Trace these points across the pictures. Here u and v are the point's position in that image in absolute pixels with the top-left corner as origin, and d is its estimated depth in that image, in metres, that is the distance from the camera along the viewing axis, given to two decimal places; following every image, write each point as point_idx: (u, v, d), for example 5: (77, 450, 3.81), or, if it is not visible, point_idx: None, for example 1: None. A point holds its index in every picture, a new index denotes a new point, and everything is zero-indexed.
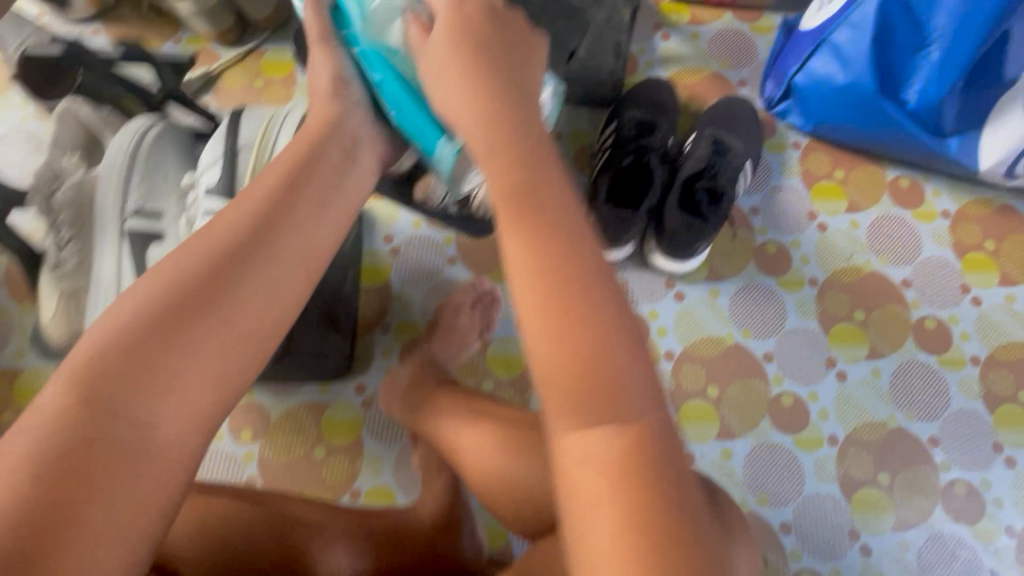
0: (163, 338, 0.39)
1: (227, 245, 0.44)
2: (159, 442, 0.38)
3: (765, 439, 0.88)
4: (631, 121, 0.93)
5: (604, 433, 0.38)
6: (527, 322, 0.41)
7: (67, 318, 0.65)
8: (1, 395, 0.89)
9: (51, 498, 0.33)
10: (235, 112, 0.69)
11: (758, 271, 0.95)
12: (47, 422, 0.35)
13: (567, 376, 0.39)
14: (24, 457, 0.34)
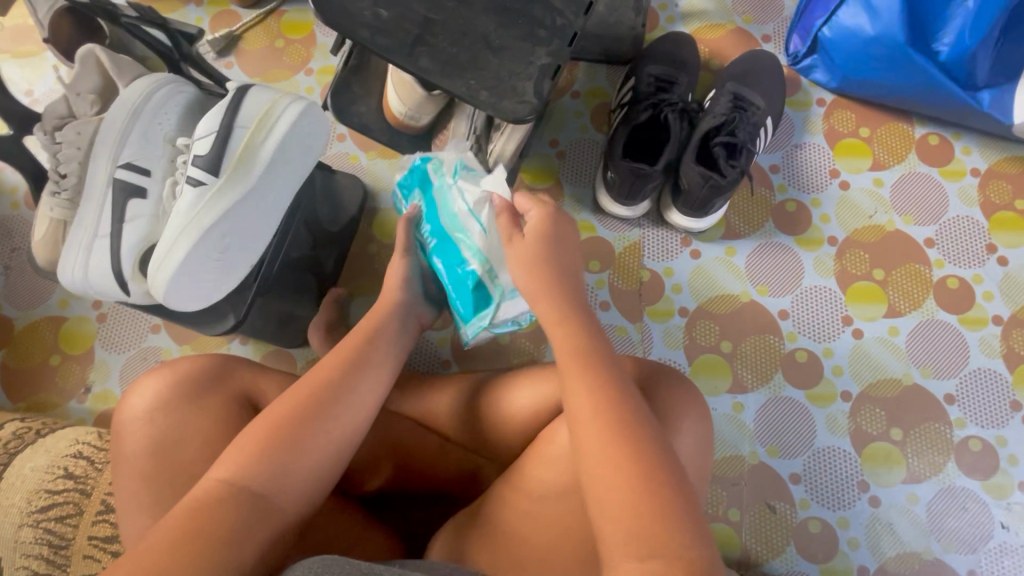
0: (307, 430, 0.55)
1: (357, 367, 0.62)
2: (276, 505, 0.51)
3: (778, 393, 0.89)
4: (651, 76, 0.92)
5: (655, 564, 0.39)
6: (594, 437, 0.47)
7: (53, 240, 0.72)
8: (48, 340, 0.95)
9: (213, 519, 0.47)
10: (245, 84, 0.68)
11: (776, 229, 0.95)
12: (233, 463, 0.52)
13: (625, 490, 0.43)
14: (182, 508, 0.47)
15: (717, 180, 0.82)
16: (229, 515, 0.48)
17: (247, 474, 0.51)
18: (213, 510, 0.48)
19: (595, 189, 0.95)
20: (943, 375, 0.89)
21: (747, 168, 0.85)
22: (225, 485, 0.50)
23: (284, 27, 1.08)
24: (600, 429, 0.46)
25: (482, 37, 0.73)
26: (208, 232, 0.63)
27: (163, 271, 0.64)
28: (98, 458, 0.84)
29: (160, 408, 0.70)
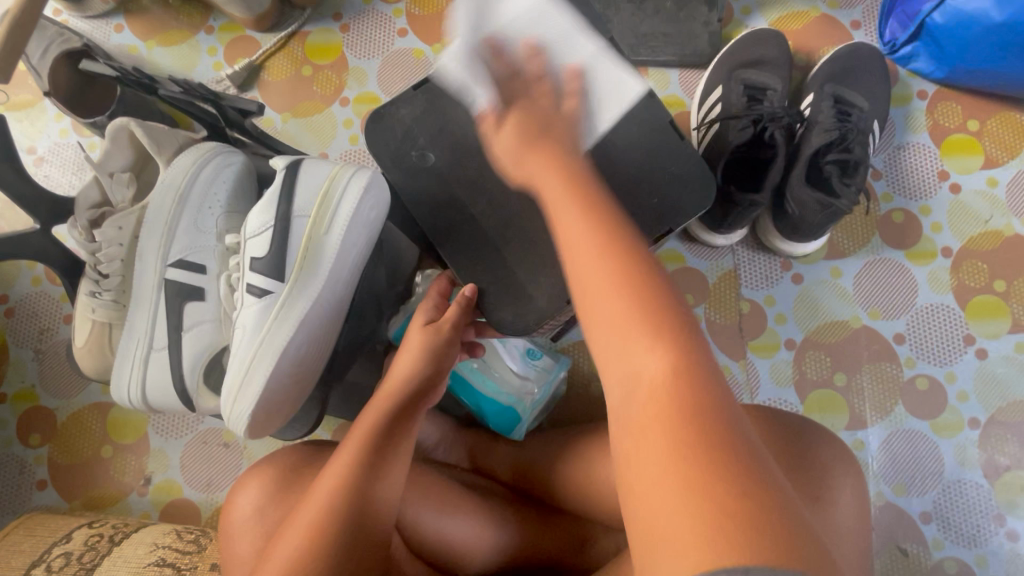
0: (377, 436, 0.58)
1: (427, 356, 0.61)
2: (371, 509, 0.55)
3: (900, 425, 0.82)
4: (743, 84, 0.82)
5: (667, 409, 0.37)
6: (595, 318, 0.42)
7: (96, 353, 0.60)
8: (97, 428, 0.87)
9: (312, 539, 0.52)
10: (292, 159, 0.58)
11: (884, 243, 0.86)
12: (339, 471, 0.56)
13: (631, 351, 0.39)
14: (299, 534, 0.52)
15: (836, 206, 0.73)
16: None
17: (346, 478, 0.55)
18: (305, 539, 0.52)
19: (681, 234, 0.86)
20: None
21: (865, 186, 0.76)
22: (330, 501, 0.54)
23: (309, 51, 0.95)
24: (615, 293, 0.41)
25: (533, 231, 0.63)
26: (281, 344, 0.53)
27: (240, 398, 0.53)
28: (185, 565, 0.72)
29: (268, 504, 0.60)
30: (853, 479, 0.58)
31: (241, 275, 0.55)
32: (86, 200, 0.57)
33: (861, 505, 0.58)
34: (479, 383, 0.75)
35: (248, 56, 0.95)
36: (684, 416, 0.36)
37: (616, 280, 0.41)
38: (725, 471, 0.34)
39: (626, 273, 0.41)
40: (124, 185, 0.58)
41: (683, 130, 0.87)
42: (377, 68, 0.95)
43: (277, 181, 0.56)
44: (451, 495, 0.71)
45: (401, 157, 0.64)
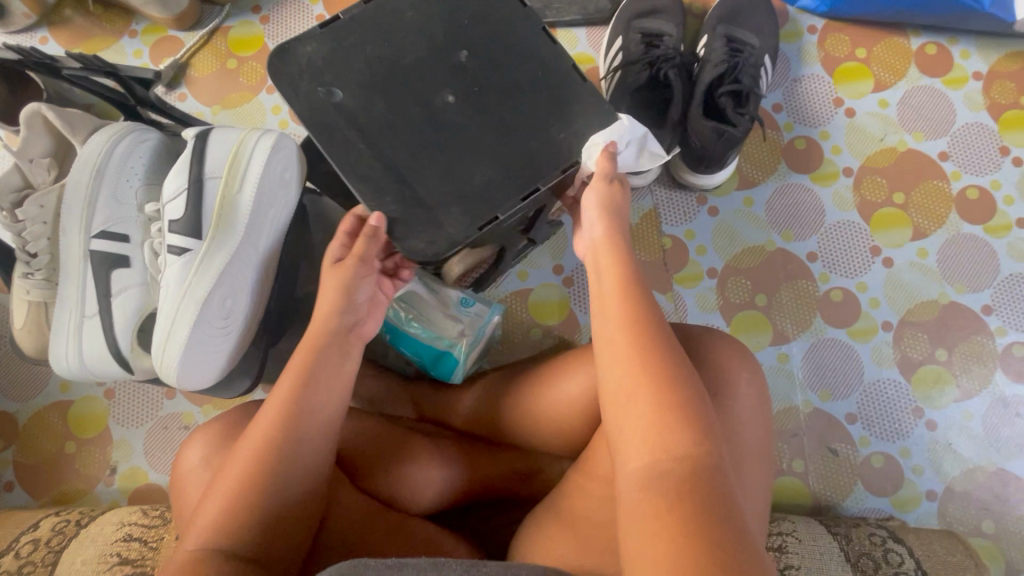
0: (299, 382, 0.59)
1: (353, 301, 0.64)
2: (300, 453, 0.57)
3: (820, 336, 0.88)
4: (640, 33, 0.87)
5: (670, 450, 0.44)
6: (615, 369, 0.49)
7: (34, 331, 0.63)
8: (58, 426, 0.89)
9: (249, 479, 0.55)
10: (202, 129, 0.61)
11: (789, 170, 0.92)
12: (269, 417, 0.58)
13: (642, 403, 0.46)
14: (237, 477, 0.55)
15: (731, 132, 0.78)
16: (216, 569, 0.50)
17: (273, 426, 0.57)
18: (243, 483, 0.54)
19: None
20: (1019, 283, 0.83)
21: (758, 113, 0.81)
22: (262, 446, 0.56)
23: (232, 45, 0.99)
24: (636, 363, 0.48)
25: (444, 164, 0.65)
26: (206, 297, 0.57)
27: (170, 352, 0.57)
28: (152, 537, 0.75)
29: (213, 458, 0.63)
30: (754, 374, 0.63)
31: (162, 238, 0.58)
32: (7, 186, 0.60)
33: (765, 398, 0.63)
34: (415, 330, 0.79)
35: (173, 54, 0.98)
36: (688, 455, 0.44)
37: (650, 400, 0.46)
38: (699, 518, 0.41)
39: (646, 346, 0.48)
40: (45, 168, 0.61)
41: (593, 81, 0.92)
42: None
43: (189, 148, 0.59)
44: (398, 442, 0.74)
45: (305, 109, 0.65)
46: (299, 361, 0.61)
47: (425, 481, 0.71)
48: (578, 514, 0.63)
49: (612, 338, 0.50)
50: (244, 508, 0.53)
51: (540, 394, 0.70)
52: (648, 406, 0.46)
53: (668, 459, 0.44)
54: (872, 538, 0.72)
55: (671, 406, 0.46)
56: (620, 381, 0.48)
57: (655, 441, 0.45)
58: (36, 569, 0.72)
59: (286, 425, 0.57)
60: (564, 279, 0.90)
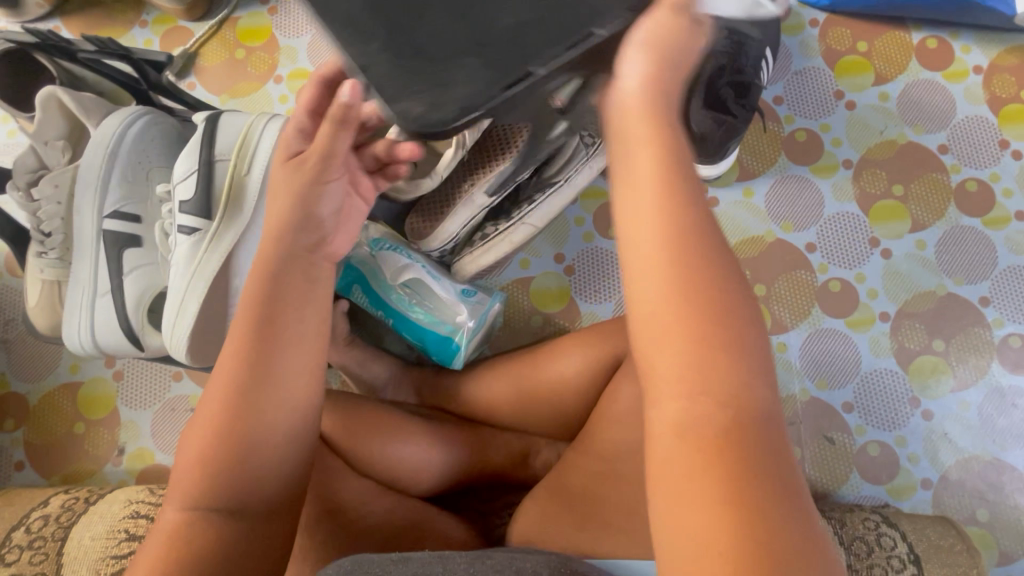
0: (267, 330, 0.52)
1: None
2: (270, 413, 0.52)
3: (818, 325, 0.89)
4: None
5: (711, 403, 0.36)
6: (648, 278, 0.38)
7: (48, 309, 0.64)
8: (68, 407, 0.91)
9: (219, 439, 0.50)
10: (212, 114, 0.63)
11: (790, 161, 0.93)
12: (236, 369, 0.52)
13: (682, 335, 0.37)
14: (204, 433, 0.51)
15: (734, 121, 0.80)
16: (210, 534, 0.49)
17: (238, 379, 0.51)
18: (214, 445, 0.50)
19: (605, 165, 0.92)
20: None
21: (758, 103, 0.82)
22: (229, 403, 0.51)
23: (241, 35, 1.00)
24: (668, 272, 0.37)
25: None
26: (216, 275, 0.58)
27: (179, 329, 0.58)
28: (159, 514, 0.77)
29: None
30: None
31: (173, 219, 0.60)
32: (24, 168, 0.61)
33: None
34: (418, 315, 0.80)
35: (182, 44, 1.00)
36: (730, 420, 0.36)
37: (690, 336, 0.37)
38: (751, 481, 0.34)
39: (688, 250, 0.38)
40: (59, 151, 0.63)
41: None
42: (306, 45, 1.00)
43: (199, 131, 0.61)
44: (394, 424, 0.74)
45: None
46: (264, 296, 0.54)
47: (420, 463, 0.72)
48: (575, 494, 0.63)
49: (649, 224, 0.38)
50: (218, 472, 0.50)
51: (539, 376, 0.72)
52: (685, 340, 0.37)
53: (713, 406, 0.36)
54: (865, 522, 0.74)
55: (712, 335, 0.37)
56: (649, 296, 0.38)
57: (698, 385, 0.36)
58: (46, 544, 0.74)
59: (255, 378, 0.51)
60: (565, 268, 0.91)
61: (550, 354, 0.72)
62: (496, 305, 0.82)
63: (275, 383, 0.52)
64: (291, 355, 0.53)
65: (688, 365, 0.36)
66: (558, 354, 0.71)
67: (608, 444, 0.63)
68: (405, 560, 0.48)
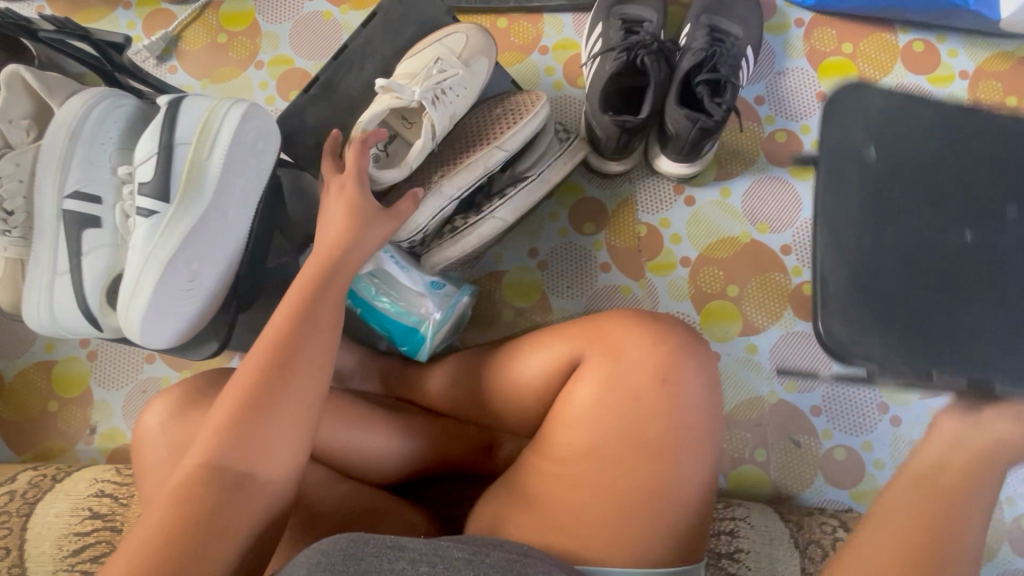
0: (302, 323, 0.56)
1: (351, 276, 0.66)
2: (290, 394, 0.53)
3: (790, 328, 0.88)
4: (621, 19, 0.88)
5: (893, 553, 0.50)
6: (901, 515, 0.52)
7: (10, 288, 0.65)
8: (42, 385, 0.92)
9: (240, 419, 0.50)
10: (175, 98, 0.63)
11: (768, 162, 0.92)
12: (262, 355, 0.54)
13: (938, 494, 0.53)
14: (227, 414, 0.51)
15: (704, 121, 0.77)
16: (210, 515, 0.47)
17: (266, 361, 0.53)
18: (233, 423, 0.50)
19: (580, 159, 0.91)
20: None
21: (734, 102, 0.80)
22: (254, 383, 0.52)
23: (223, 20, 1.00)
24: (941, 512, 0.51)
25: None
26: (173, 260, 0.58)
27: (134, 311, 0.58)
28: (123, 494, 0.78)
29: (171, 420, 0.63)
30: (705, 363, 0.63)
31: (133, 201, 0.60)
32: None
33: (715, 383, 0.64)
34: (384, 304, 0.80)
35: (165, 27, 1.00)
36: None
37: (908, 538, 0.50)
38: None
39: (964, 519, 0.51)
40: (23, 130, 0.63)
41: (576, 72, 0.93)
42: (288, 32, 0.99)
43: (161, 114, 0.61)
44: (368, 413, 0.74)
45: None
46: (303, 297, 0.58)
47: (386, 454, 0.73)
48: (538, 497, 0.63)
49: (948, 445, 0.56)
50: (239, 449, 0.49)
51: (507, 370, 0.71)
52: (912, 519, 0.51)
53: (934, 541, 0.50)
54: (822, 527, 0.74)
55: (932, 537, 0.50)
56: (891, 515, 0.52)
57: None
58: (11, 519, 0.75)
59: (281, 364, 0.53)
60: (538, 263, 0.91)
61: (521, 350, 0.71)
62: (462, 299, 0.83)
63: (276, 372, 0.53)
64: (313, 346, 0.56)
65: (920, 511, 0.52)
66: (531, 349, 0.70)
67: (566, 447, 0.62)
68: (400, 546, 0.49)
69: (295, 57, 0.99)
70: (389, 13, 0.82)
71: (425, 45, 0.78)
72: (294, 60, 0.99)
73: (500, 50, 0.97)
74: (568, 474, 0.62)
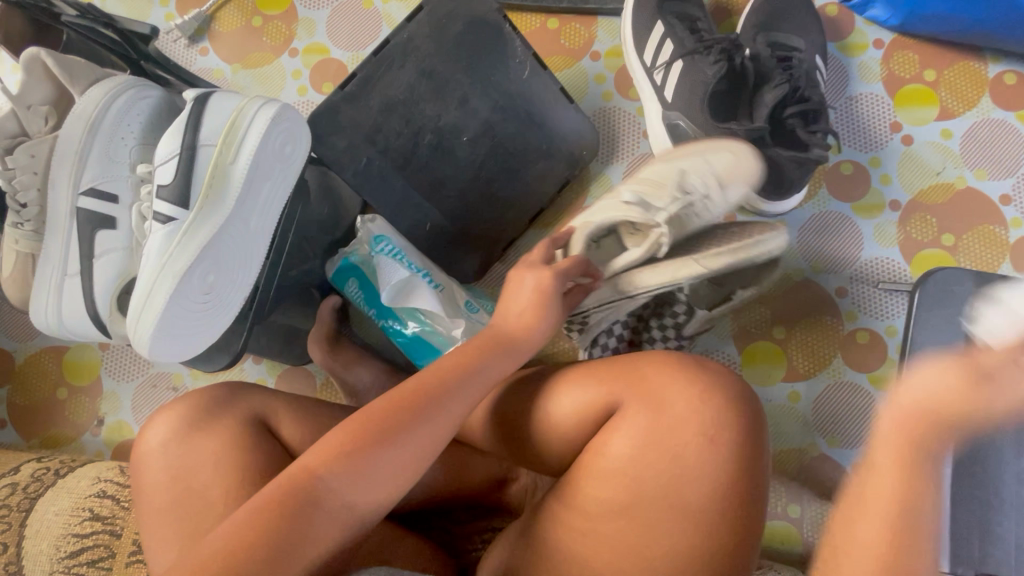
0: (467, 368, 0.54)
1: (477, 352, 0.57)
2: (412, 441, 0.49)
3: (839, 378, 0.82)
4: (677, 17, 0.83)
5: None
6: None
7: (21, 281, 0.62)
8: (52, 371, 0.90)
9: (356, 448, 0.47)
10: (201, 93, 0.58)
11: (829, 196, 0.84)
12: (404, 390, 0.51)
13: None
14: (343, 439, 0.48)
15: (809, 158, 0.72)
16: (280, 548, 0.43)
17: (412, 396, 0.51)
18: (343, 452, 0.47)
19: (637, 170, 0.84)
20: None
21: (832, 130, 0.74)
22: (387, 417, 0.49)
23: (259, 2, 0.95)
24: None
25: None
26: (188, 273, 0.54)
27: (144, 322, 0.54)
28: (124, 497, 0.75)
29: (176, 440, 0.60)
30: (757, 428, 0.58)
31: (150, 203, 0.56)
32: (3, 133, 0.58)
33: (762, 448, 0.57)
34: (413, 322, 0.76)
35: (199, 6, 0.95)
36: None
37: None
38: None
39: None
40: (42, 117, 0.59)
41: (635, 87, 0.86)
42: (326, 18, 0.94)
43: (186, 111, 0.56)
44: None
45: None
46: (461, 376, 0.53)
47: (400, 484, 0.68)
48: (558, 555, 0.57)
49: None
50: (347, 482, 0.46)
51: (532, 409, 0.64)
52: None
53: None
54: None
55: None
56: None
57: None
58: (11, 513, 0.73)
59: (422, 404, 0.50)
60: None
61: (552, 387, 0.65)
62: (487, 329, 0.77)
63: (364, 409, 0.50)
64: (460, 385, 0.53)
65: None
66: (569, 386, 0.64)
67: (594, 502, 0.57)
68: None
69: (332, 46, 0.93)
70: (437, 9, 0.76)
71: (687, 153, 0.71)
72: (330, 49, 0.93)
73: (548, 53, 0.90)
74: (595, 531, 0.57)
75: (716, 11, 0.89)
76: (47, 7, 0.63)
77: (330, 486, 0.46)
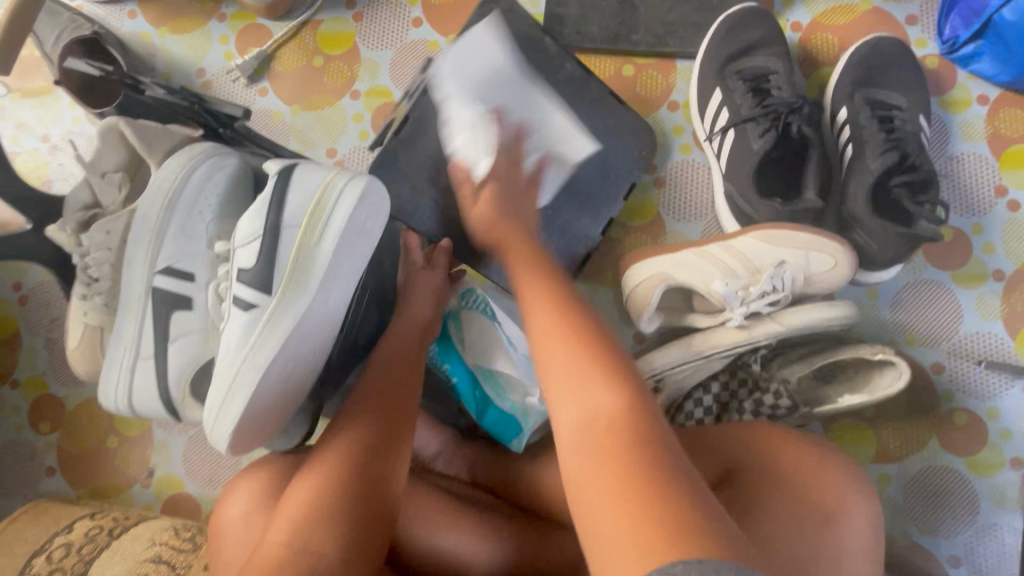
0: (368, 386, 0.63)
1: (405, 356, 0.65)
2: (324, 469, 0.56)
3: (934, 461, 0.75)
4: (743, 78, 0.76)
5: None
6: None
7: (88, 355, 0.59)
8: (103, 419, 0.88)
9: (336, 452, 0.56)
10: (286, 166, 0.55)
11: (926, 262, 0.78)
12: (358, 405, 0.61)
13: None
14: (337, 448, 0.57)
15: (916, 235, 0.66)
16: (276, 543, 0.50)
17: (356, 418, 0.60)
18: (336, 460, 0.56)
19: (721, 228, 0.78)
20: (539, 152, 0.70)
21: (942, 202, 0.68)
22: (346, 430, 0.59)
23: (321, 41, 0.92)
24: None
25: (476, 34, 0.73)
26: (270, 364, 0.51)
27: (224, 413, 0.52)
28: (179, 563, 0.72)
29: (254, 516, 0.57)
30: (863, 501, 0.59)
31: (230, 285, 0.53)
32: (83, 205, 0.57)
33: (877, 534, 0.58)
34: (487, 384, 0.72)
35: (259, 44, 0.92)
36: None
37: None
38: None
39: None
40: (116, 185, 0.57)
41: (699, 144, 0.81)
42: (389, 59, 0.90)
43: (270, 187, 0.53)
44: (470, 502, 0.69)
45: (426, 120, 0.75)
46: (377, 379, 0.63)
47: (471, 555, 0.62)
48: None
49: None
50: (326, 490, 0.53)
51: None
52: None
53: None
54: None
55: None
56: None
57: None
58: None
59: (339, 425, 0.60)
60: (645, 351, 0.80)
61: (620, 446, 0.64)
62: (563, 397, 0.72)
63: (387, 328, 0.67)
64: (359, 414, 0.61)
65: None
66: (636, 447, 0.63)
67: None
68: None
69: (394, 89, 0.90)
70: (491, 47, 0.73)
71: (796, 248, 0.68)
72: (393, 92, 0.90)
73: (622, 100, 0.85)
74: None
75: (803, 61, 0.83)
76: (135, 84, 0.68)
77: (308, 486, 0.54)
